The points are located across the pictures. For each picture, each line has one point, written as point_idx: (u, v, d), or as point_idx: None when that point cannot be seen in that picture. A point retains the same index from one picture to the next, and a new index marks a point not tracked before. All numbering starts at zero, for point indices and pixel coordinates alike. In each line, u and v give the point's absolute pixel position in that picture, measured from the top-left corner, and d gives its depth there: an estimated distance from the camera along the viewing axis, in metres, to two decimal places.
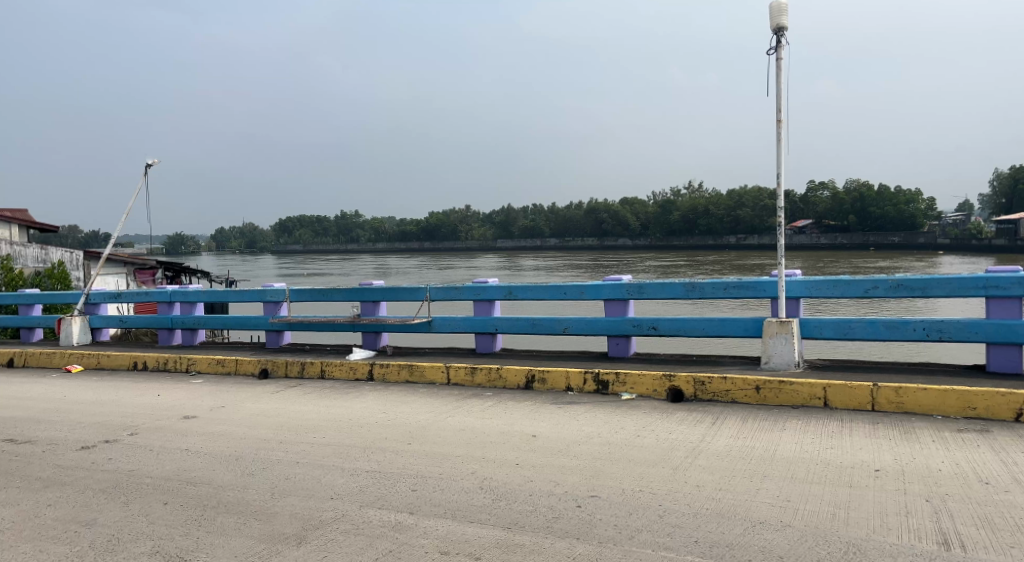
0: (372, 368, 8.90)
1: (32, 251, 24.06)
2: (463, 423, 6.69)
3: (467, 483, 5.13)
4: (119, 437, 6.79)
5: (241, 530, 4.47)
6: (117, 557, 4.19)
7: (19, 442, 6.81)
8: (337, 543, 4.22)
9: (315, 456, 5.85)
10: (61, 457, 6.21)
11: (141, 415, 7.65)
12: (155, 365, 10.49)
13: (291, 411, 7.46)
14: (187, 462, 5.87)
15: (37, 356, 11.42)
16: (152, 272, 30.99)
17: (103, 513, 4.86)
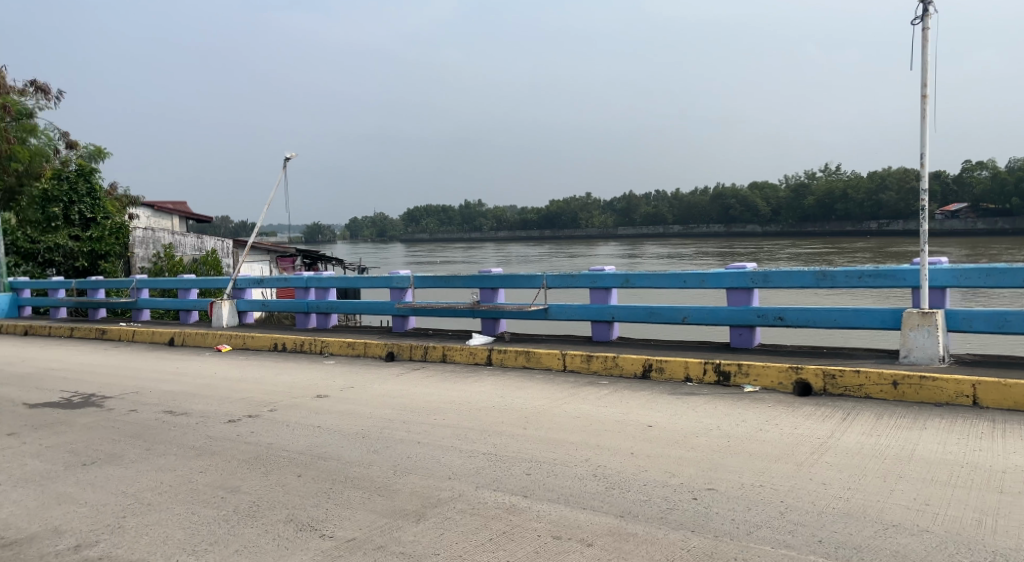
0: (490, 353, 9.09)
1: (191, 241, 25.95)
2: (579, 410, 6.71)
3: (582, 469, 5.15)
4: (261, 412, 7.33)
5: (366, 504, 4.71)
6: (257, 522, 4.54)
7: (176, 413, 7.51)
8: (453, 522, 4.36)
9: (434, 437, 6.06)
10: (212, 429, 6.79)
11: (280, 392, 8.22)
12: (293, 346, 11.20)
13: (415, 392, 7.76)
14: (319, 438, 6.25)
15: (193, 335, 12.54)
16: (292, 260, 33.18)
17: (245, 481, 5.28)
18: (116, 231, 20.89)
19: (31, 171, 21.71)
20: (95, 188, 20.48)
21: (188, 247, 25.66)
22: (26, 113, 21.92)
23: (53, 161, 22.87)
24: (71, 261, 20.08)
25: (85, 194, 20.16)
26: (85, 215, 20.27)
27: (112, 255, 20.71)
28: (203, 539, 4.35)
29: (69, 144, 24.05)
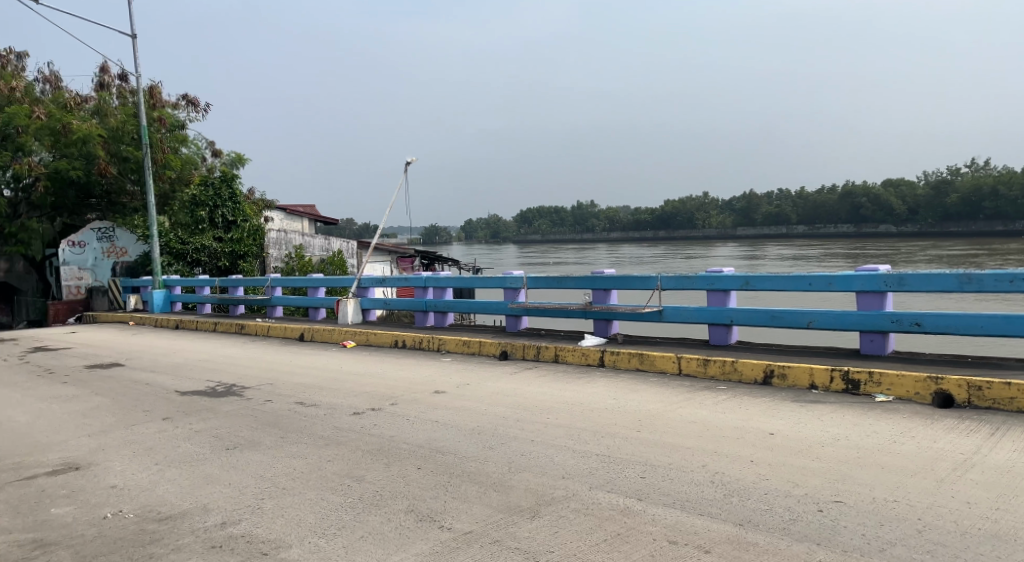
0: (604, 355, 9.04)
1: (320, 242, 27.44)
2: (697, 415, 6.57)
3: (700, 475, 5.04)
4: (382, 406, 7.64)
5: (482, 498, 4.82)
6: (380, 510, 4.74)
7: (306, 405, 7.96)
8: (567, 521, 4.39)
9: (548, 435, 6.12)
10: (338, 420, 7.14)
11: (400, 387, 8.53)
12: (412, 344, 11.59)
13: (529, 391, 7.84)
14: (436, 433, 6.44)
15: (321, 331, 13.23)
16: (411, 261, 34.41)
17: (369, 471, 5.53)
18: (253, 233, 22.46)
19: (182, 178, 23.68)
20: (236, 193, 22.05)
21: (317, 247, 27.12)
22: (179, 124, 23.93)
23: (201, 168, 24.81)
24: (215, 261, 21.48)
25: (227, 199, 21.74)
26: (227, 218, 21.84)
27: (250, 255, 22.28)
28: (331, 523, 4.60)
29: (215, 152, 25.94)
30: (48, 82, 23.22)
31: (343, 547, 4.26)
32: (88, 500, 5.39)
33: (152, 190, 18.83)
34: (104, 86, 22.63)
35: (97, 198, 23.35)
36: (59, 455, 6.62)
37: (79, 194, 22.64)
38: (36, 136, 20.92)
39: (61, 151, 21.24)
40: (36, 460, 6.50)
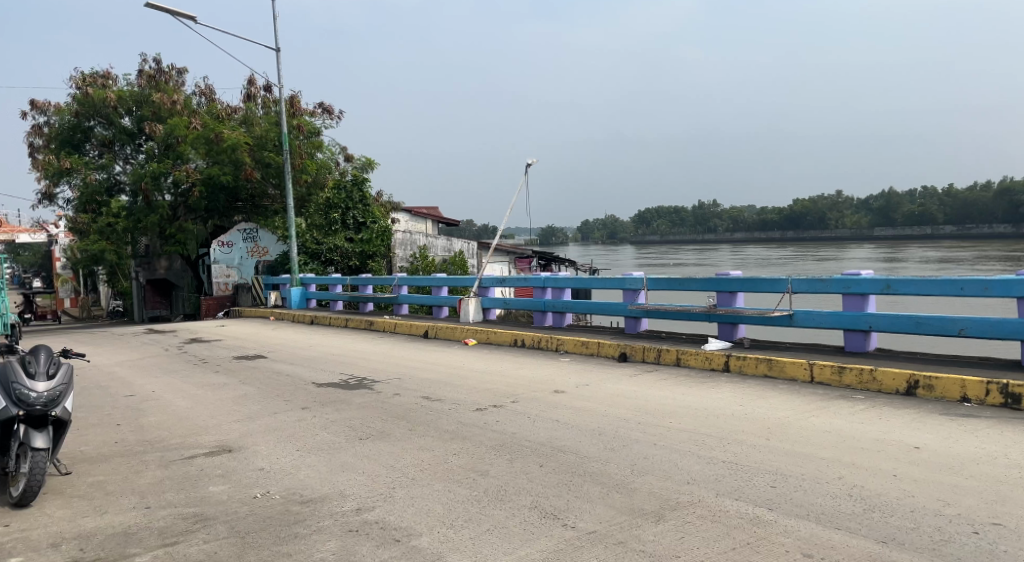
0: (728, 359, 8.88)
1: (442, 243, 28.45)
2: (830, 425, 6.35)
3: (835, 487, 4.90)
4: (505, 403, 7.87)
5: (605, 499, 4.91)
6: (506, 505, 4.93)
7: (432, 400, 8.32)
8: (694, 527, 4.40)
9: (671, 439, 6.11)
10: (462, 416, 7.43)
11: (521, 386, 8.75)
12: (531, 343, 11.81)
13: (650, 394, 7.84)
14: (558, 432, 6.58)
15: (443, 329, 13.71)
16: (529, 260, 34.91)
17: (494, 467, 5.75)
18: (382, 234, 23.27)
19: (317, 182, 25.14)
20: (366, 196, 23.00)
21: (439, 248, 28.13)
22: (316, 131, 25.41)
23: (335, 171, 26.21)
24: (347, 260, 22.62)
25: (357, 201, 22.77)
26: (358, 220, 22.82)
27: (378, 255, 23.16)
28: (459, 515, 4.84)
29: (348, 157, 27.31)
30: (203, 95, 25.28)
31: (471, 538, 4.49)
32: (241, 480, 5.93)
33: (292, 194, 20.06)
34: (251, 97, 24.38)
35: (243, 201, 25.20)
36: (214, 438, 7.28)
37: (227, 198, 24.55)
38: (192, 145, 22.93)
39: (213, 158, 23.08)
40: (195, 441, 7.19)
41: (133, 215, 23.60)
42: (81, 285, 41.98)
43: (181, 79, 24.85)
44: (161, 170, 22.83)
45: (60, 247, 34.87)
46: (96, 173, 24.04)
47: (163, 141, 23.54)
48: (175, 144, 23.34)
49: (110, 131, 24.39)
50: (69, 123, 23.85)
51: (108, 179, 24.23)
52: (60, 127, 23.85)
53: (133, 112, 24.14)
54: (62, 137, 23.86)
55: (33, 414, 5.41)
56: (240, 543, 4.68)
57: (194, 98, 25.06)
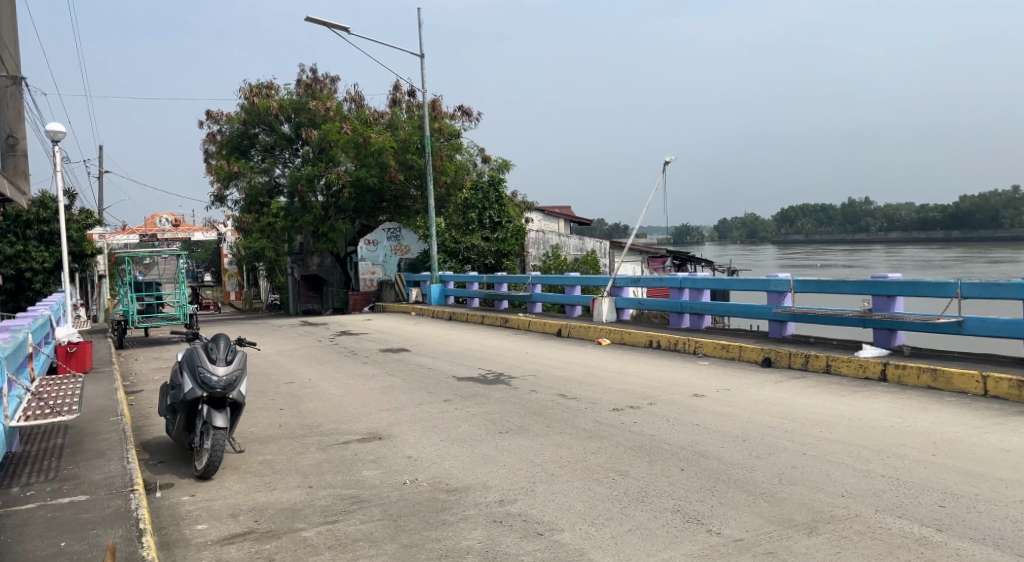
0: (885, 368, 8.36)
1: (574, 242, 28.64)
2: (1007, 444, 5.85)
3: (1015, 512, 4.52)
4: (642, 405, 7.83)
5: (752, 507, 4.80)
6: (648, 507, 4.93)
7: (569, 398, 8.41)
8: (851, 542, 4.22)
9: (822, 450, 5.86)
10: (600, 415, 7.47)
11: (659, 388, 8.65)
12: (668, 345, 11.64)
13: (797, 402, 7.53)
14: (700, 436, 6.48)
15: (577, 328, 13.79)
16: (663, 260, 34.38)
17: (633, 467, 5.76)
18: (517, 234, 23.51)
19: (456, 183, 25.98)
20: (502, 196, 23.32)
21: (572, 247, 28.35)
22: (456, 133, 26.22)
23: (472, 172, 26.93)
24: (483, 259, 23.20)
25: (493, 201, 23.15)
26: (494, 220, 23.22)
27: (513, 253, 23.48)
28: (600, 513, 4.89)
29: (485, 158, 27.97)
30: (353, 102, 26.72)
31: (613, 537, 4.53)
32: (390, 467, 6.27)
33: (432, 194, 20.78)
34: (396, 103, 25.55)
35: (387, 202, 26.46)
36: (365, 425, 7.74)
37: (373, 198, 25.87)
38: (343, 149, 24.42)
39: (361, 161, 24.40)
40: (348, 427, 7.68)
41: (290, 215, 25.37)
42: (245, 279, 45.61)
43: (335, 86, 26.40)
44: (315, 173, 24.49)
45: (227, 243, 38.10)
46: (259, 177, 26.05)
47: (317, 145, 25.14)
48: (327, 148, 24.92)
49: (272, 137, 26.40)
50: (239, 130, 26.19)
51: (269, 182, 26.23)
52: (231, 135, 26.28)
53: (291, 118, 25.94)
54: (233, 143, 26.23)
55: (214, 396, 6.00)
56: (393, 526, 4.97)
57: (345, 105, 26.55)
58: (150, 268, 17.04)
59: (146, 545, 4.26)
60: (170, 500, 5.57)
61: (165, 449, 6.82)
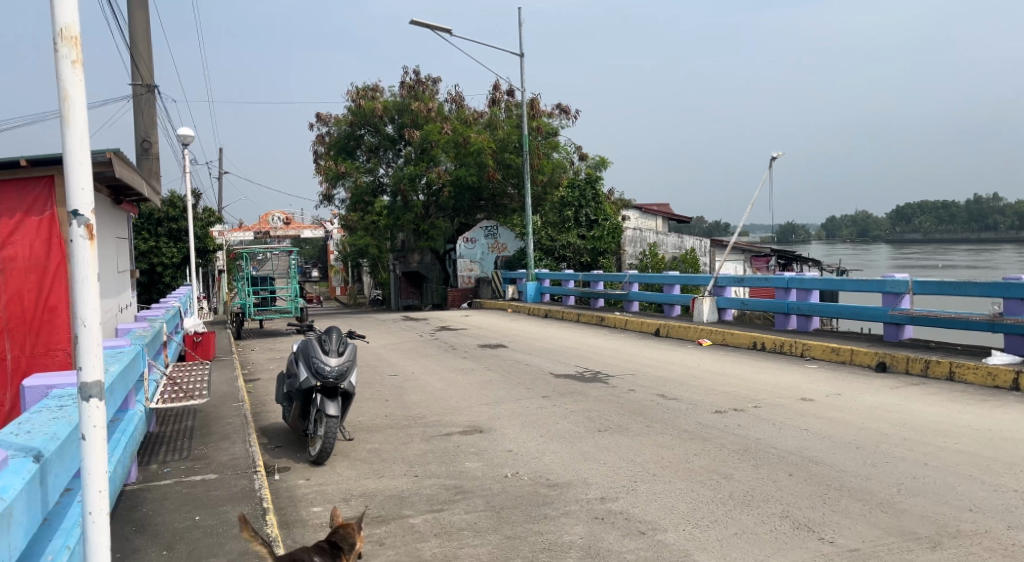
0: (1017, 377, 7.81)
1: (672, 240, 28.31)
2: None
3: None
4: (746, 407, 7.63)
5: (867, 517, 4.61)
6: (755, 512, 4.82)
7: (669, 398, 8.31)
8: (979, 559, 3.99)
9: (945, 461, 5.55)
10: (702, 416, 7.34)
11: (764, 391, 8.41)
12: (773, 347, 11.29)
13: (916, 410, 7.16)
14: (809, 441, 6.26)
15: (677, 328, 13.57)
16: (767, 259, 33.30)
17: (738, 471, 5.63)
18: (614, 232, 23.20)
19: (553, 181, 26.03)
20: (599, 193, 23.11)
21: (670, 246, 28.06)
22: (553, 131, 26.27)
23: (570, 170, 26.90)
24: (579, 257, 23.19)
25: (590, 199, 22.99)
26: (590, 218, 23.08)
27: (609, 252, 23.23)
28: (704, 516, 4.82)
29: (582, 155, 27.90)
30: (454, 102, 27.18)
31: (718, 539, 4.46)
32: (492, 459, 6.39)
33: (529, 192, 20.84)
34: (495, 102, 25.78)
35: (485, 201, 26.73)
36: (466, 418, 7.90)
37: (472, 197, 26.29)
38: (443, 148, 24.97)
39: (461, 161, 24.82)
40: (450, 420, 7.87)
41: (393, 213, 26.17)
42: (349, 275, 47.23)
43: (436, 87, 26.92)
44: (417, 172, 25.16)
45: (333, 240, 39.60)
46: (364, 176, 27.01)
47: (419, 145, 25.81)
48: (429, 148, 25.50)
49: (376, 138, 27.25)
50: (346, 132, 27.19)
51: (373, 181, 27.11)
52: (339, 136, 27.27)
53: (395, 120, 26.72)
54: (340, 144, 27.26)
55: (327, 385, 6.29)
56: (496, 517, 5.07)
57: (446, 105, 27.02)
58: (263, 264, 18.44)
59: (269, 523, 4.54)
60: (287, 483, 5.89)
61: (282, 434, 7.20)
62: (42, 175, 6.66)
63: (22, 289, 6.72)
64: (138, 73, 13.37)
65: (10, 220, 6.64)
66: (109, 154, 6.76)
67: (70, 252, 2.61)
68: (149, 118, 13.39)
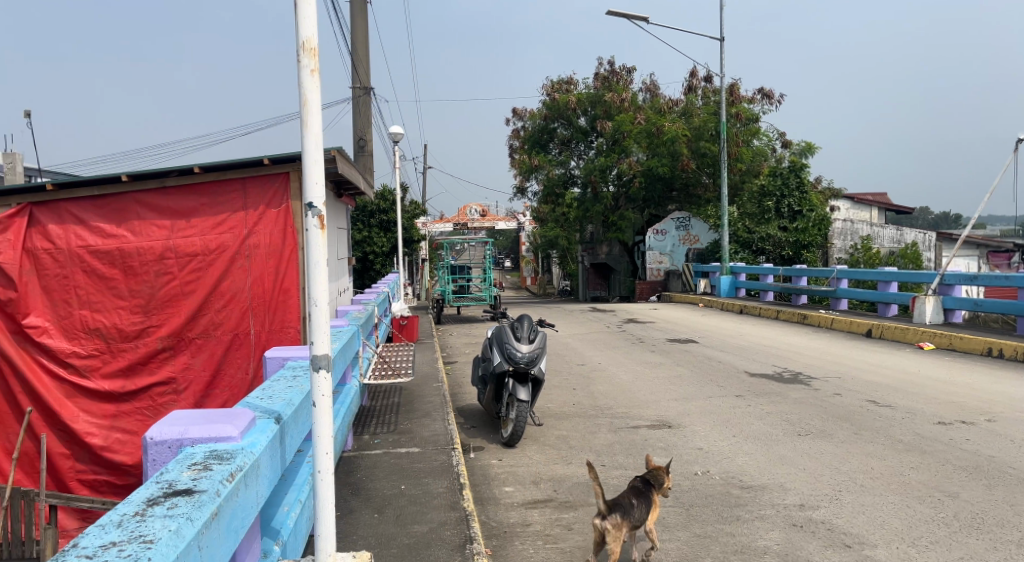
0: None
1: (890, 233, 26.19)
2: None
3: None
4: (976, 421, 6.83)
5: None
6: (985, 536, 4.33)
7: (881, 405, 7.65)
8: None
9: None
10: (921, 427, 6.69)
11: (998, 404, 7.47)
12: (1013, 354, 10.00)
13: None
14: None
15: (893, 329, 12.43)
16: (1008, 255, 29.35)
17: (965, 490, 5.07)
18: (820, 224, 21.63)
19: (752, 170, 24.86)
20: (804, 182, 21.68)
21: (886, 239, 26.00)
22: (754, 117, 25.05)
23: (770, 159, 25.52)
24: (779, 250, 21.74)
25: (793, 189, 21.63)
26: (794, 208, 21.72)
27: (814, 245, 21.61)
28: (921, 535, 4.41)
29: (786, 142, 26.34)
30: (648, 91, 26.78)
31: None
32: (682, 456, 6.28)
33: (725, 182, 20.05)
34: (691, 89, 25.02)
35: (678, 191, 26.11)
36: (655, 412, 7.80)
37: (664, 187, 25.85)
38: (636, 139, 24.70)
39: (653, 151, 24.41)
40: (639, 413, 7.82)
41: (583, 205, 26.40)
42: (539, 265, 48.17)
43: (631, 77, 26.67)
44: (608, 164, 25.19)
45: (525, 232, 40.71)
46: (556, 169, 27.49)
47: (610, 136, 25.74)
48: (621, 139, 25.34)
49: (569, 130, 27.59)
50: (540, 125, 27.84)
51: (565, 173, 27.49)
52: (533, 129, 27.96)
53: (588, 112, 26.88)
54: (534, 138, 27.94)
55: (519, 370, 6.50)
56: (689, 515, 4.96)
57: (640, 95, 26.68)
58: (461, 254, 18.77)
59: (466, 498, 4.81)
60: (481, 461, 6.19)
61: (476, 416, 7.57)
62: (280, 171, 7.54)
63: (264, 272, 7.64)
64: (357, 76, 14.60)
65: (256, 211, 7.58)
66: (333, 152, 7.47)
67: (306, 240, 2.95)
68: (365, 117, 14.58)
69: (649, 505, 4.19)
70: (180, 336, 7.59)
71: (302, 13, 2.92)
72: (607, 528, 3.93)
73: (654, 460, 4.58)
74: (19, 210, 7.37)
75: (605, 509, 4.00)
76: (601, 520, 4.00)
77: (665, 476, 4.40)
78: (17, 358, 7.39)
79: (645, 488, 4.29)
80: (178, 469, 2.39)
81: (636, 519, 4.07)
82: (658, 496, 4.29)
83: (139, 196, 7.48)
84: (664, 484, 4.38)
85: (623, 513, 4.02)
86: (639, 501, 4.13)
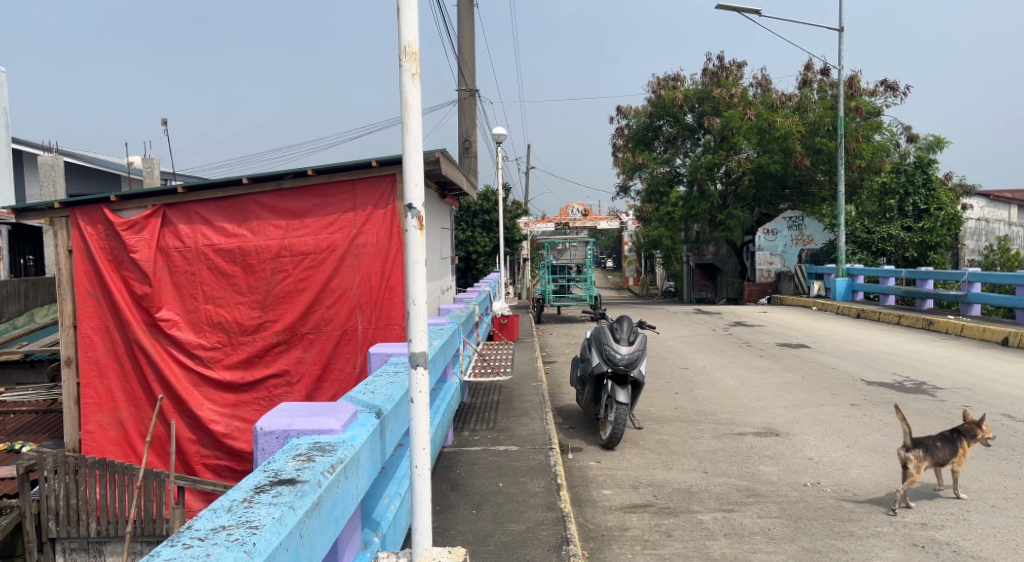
0: None
1: None
2: None
3: None
4: None
5: None
6: None
7: (1017, 419, 7.06)
8: None
9: None
10: None
11: None
12: None
13: None
14: None
15: None
16: None
17: None
18: (950, 223, 20.01)
19: (872, 166, 23.53)
20: (932, 179, 20.17)
21: None
22: (875, 110, 23.71)
23: (893, 155, 24.06)
24: (902, 251, 20.45)
25: (920, 185, 20.17)
26: (919, 206, 20.26)
27: (942, 246, 20.05)
28: None
29: (911, 137, 24.77)
30: (759, 86, 25.77)
31: None
32: (790, 466, 6.00)
33: (842, 180, 19.06)
34: (806, 83, 23.92)
35: (790, 189, 25.09)
36: (762, 419, 7.51)
37: (775, 185, 24.89)
38: (745, 135, 23.90)
39: (765, 148, 23.56)
40: (745, 419, 7.55)
41: (689, 203, 25.76)
42: (642, 266, 47.58)
43: (742, 71, 25.75)
44: (715, 161, 24.35)
45: (629, 231, 40.21)
46: (661, 167, 27.00)
47: (719, 133, 24.73)
48: (729, 135, 24.46)
49: (675, 128, 27.01)
50: (644, 123, 27.47)
51: (670, 172, 26.95)
52: (638, 128, 27.58)
53: (696, 108, 26.26)
54: (638, 136, 27.58)
55: (618, 372, 6.42)
56: (806, 523, 4.81)
57: (751, 90, 25.71)
58: (563, 254, 18.82)
59: (563, 499, 4.79)
60: (579, 463, 6.16)
61: (575, 417, 7.53)
62: (387, 173, 7.78)
63: (371, 271, 7.89)
64: (463, 79, 14.87)
65: (364, 212, 7.86)
66: (437, 154, 7.60)
67: (406, 240, 3.02)
68: (469, 119, 14.81)
69: (956, 451, 4.97)
70: (294, 331, 7.96)
71: (404, 18, 2.99)
72: (911, 459, 4.77)
73: (967, 416, 5.27)
74: (153, 211, 7.97)
75: (909, 443, 4.85)
76: (905, 452, 4.84)
77: (978, 430, 5.08)
78: (151, 349, 8.00)
79: (954, 437, 5.05)
80: (284, 459, 2.50)
81: (939, 458, 4.89)
82: (967, 445, 5.03)
83: (258, 197, 7.91)
84: (977, 437, 5.08)
85: (926, 450, 4.85)
86: (944, 444, 4.93)
